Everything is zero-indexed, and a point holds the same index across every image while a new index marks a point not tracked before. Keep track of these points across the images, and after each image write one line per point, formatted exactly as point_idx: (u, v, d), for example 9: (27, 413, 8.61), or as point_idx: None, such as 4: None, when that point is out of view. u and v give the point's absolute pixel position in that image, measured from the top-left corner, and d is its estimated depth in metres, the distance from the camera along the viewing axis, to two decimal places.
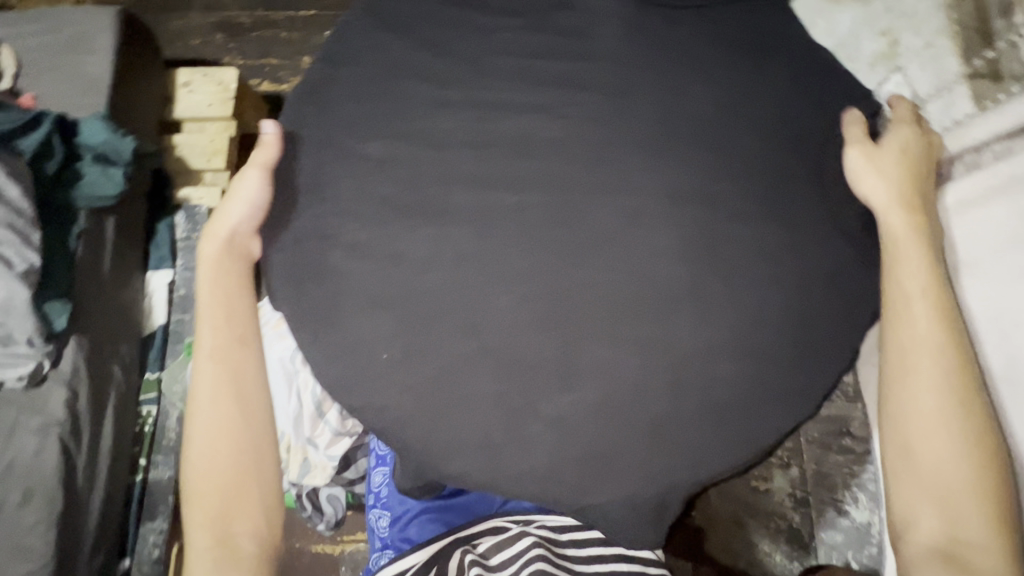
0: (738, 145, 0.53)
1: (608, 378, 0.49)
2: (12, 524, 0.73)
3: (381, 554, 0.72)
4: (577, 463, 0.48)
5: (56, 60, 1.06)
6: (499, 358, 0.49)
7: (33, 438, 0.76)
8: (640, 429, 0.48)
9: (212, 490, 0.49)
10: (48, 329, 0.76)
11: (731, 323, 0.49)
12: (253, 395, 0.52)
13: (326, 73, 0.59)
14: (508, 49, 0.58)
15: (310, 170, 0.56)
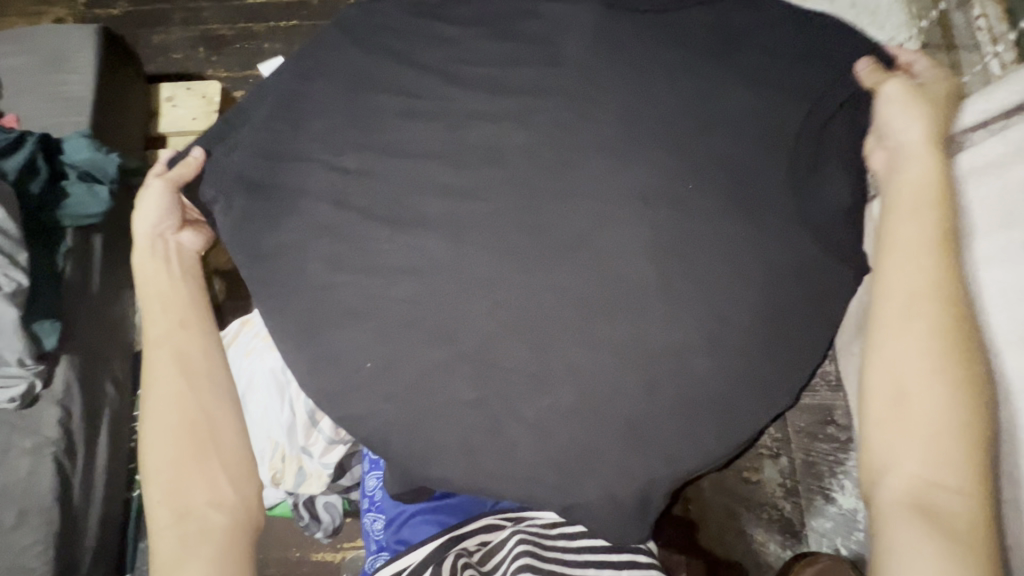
0: (706, 144, 0.54)
1: (586, 379, 0.49)
2: (11, 536, 0.89)
3: (376, 557, 0.74)
4: (557, 465, 0.49)
5: (36, 81, 1.11)
6: (476, 364, 0.50)
7: (26, 456, 0.93)
8: (619, 430, 0.49)
9: (171, 466, 0.53)
10: (40, 347, 0.94)
11: (705, 320, 0.50)
12: (201, 373, 0.58)
13: (299, 88, 0.60)
14: (477, 57, 0.59)
15: (286, 184, 0.56)
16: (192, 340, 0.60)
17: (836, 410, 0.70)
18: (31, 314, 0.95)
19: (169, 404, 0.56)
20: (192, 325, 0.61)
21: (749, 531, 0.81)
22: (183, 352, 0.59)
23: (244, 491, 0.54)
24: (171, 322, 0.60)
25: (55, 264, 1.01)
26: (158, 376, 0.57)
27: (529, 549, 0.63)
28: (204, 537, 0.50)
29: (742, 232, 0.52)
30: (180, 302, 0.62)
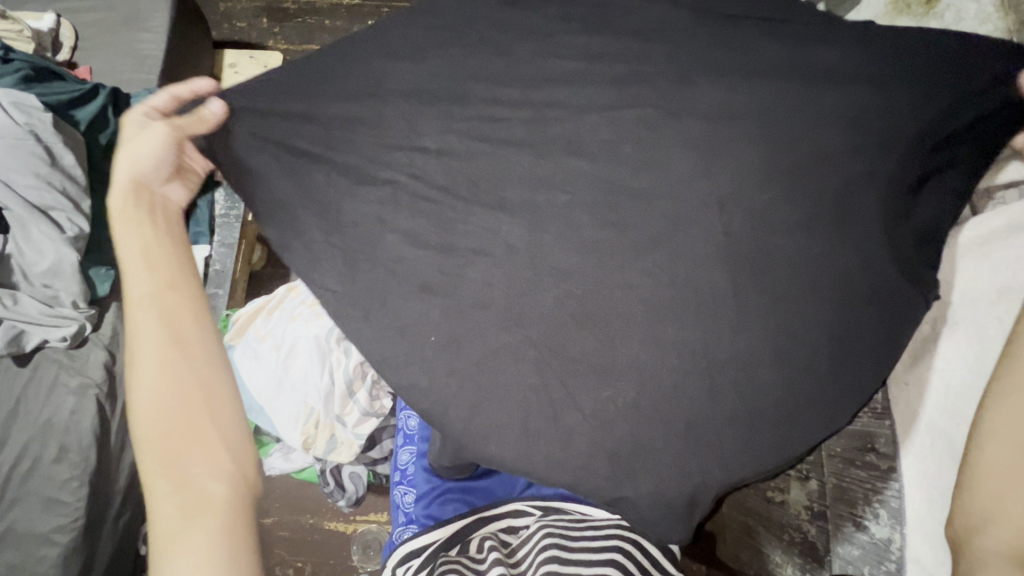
0: (788, 158, 0.54)
1: (645, 376, 0.50)
2: (53, 468, 0.93)
3: (405, 529, 0.76)
4: (610, 456, 0.49)
5: (111, 36, 1.15)
6: (540, 350, 0.51)
7: (71, 395, 0.97)
8: (675, 429, 0.49)
9: (164, 436, 0.46)
10: (93, 293, 0.98)
11: (769, 331, 0.51)
12: (197, 339, 0.50)
13: (387, 65, 0.61)
14: (564, 51, 0.60)
15: (369, 157, 0.58)
16: (182, 300, 0.51)
17: (879, 438, 0.69)
18: (88, 260, 0.99)
19: (164, 373, 0.47)
20: (183, 285, 0.52)
21: (767, 551, 0.81)
22: (174, 316, 0.50)
23: (247, 464, 0.47)
24: (156, 279, 0.51)
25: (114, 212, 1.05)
26: (145, 339, 0.48)
27: (555, 543, 0.65)
28: (204, 511, 0.44)
29: (816, 248, 0.52)
30: (167, 258, 0.53)
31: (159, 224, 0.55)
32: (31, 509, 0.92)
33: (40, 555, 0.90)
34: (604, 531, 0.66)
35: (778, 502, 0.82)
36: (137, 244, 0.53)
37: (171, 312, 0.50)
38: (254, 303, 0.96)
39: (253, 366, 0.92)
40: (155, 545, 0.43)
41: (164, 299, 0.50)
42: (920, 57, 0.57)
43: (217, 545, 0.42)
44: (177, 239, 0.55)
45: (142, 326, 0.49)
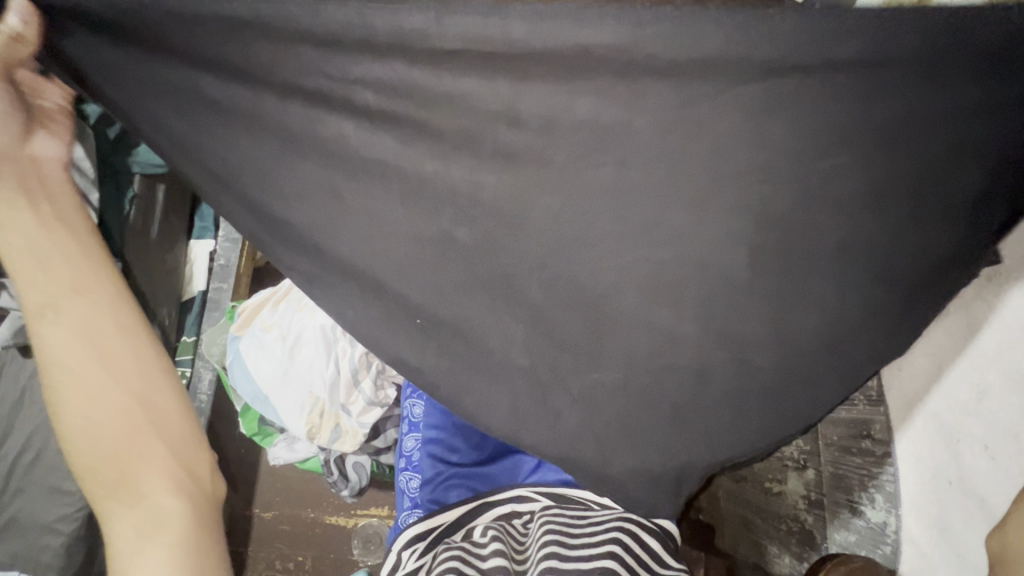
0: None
1: (643, 356, 0.52)
2: (56, 458, 0.94)
3: (410, 513, 0.79)
4: (603, 431, 0.52)
5: None
6: (540, 330, 0.52)
7: None
8: (669, 407, 0.52)
9: (101, 454, 0.47)
10: None
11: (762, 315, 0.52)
12: (122, 352, 0.48)
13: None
14: None
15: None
16: (95, 308, 0.48)
17: (875, 425, 0.70)
18: None
19: (91, 397, 0.46)
20: (93, 287, 0.49)
21: (765, 542, 0.83)
22: (91, 327, 0.47)
23: (195, 470, 0.51)
24: (60, 286, 0.47)
25: (123, 207, 1.08)
26: (60, 358, 0.46)
27: (555, 539, 0.65)
28: (159, 523, 0.47)
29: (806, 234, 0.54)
30: (74, 258, 0.49)
31: (43, 207, 0.49)
32: (36, 497, 0.94)
33: (43, 543, 0.92)
34: (604, 526, 0.66)
35: (776, 493, 0.83)
36: (22, 239, 0.47)
37: (84, 326, 0.47)
38: (260, 294, 0.97)
39: (258, 354, 0.93)
40: (115, 560, 0.47)
41: (75, 308, 0.47)
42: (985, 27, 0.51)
43: (175, 558, 0.47)
44: (81, 233, 0.50)
45: (55, 342, 0.46)
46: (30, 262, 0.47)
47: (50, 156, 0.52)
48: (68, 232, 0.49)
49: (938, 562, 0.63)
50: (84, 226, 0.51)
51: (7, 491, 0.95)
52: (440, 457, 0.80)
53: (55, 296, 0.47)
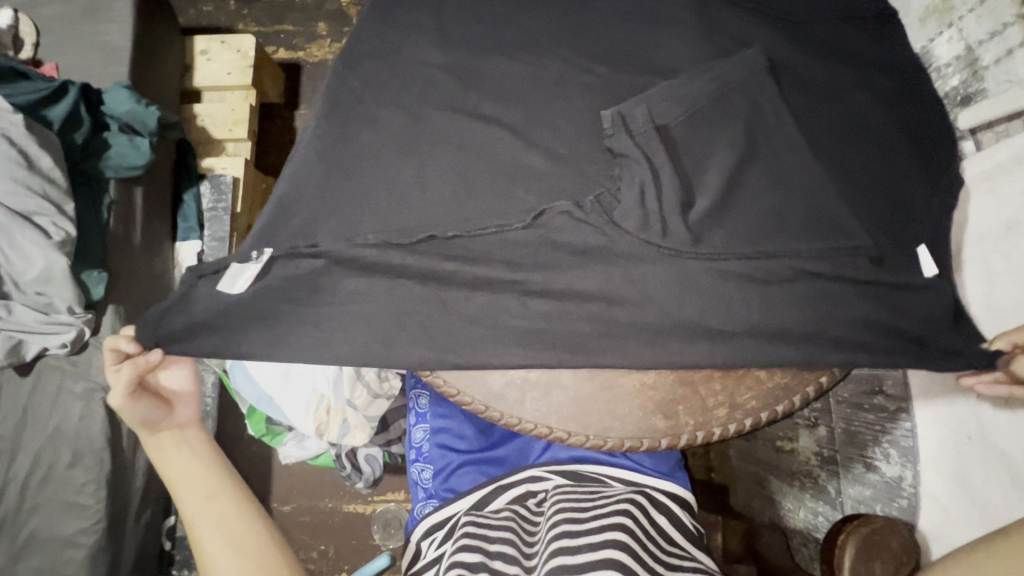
0: (751, 127, 0.59)
1: (623, 334, 0.54)
2: (69, 474, 0.99)
3: (425, 504, 0.79)
4: (597, 411, 0.53)
5: (75, 30, 1.16)
6: (528, 331, 0.55)
7: (77, 401, 1.01)
8: (666, 383, 0.54)
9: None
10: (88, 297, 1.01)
11: (746, 293, 0.54)
12: (246, 537, 0.58)
13: (376, 68, 0.67)
14: (507, 45, 0.66)
15: (354, 149, 0.62)
16: (225, 510, 0.60)
17: (885, 380, 0.71)
18: (79, 265, 1.01)
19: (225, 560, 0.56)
20: (220, 491, 0.61)
21: (778, 497, 0.89)
22: (226, 520, 0.59)
23: None
24: (198, 494, 0.59)
25: (99, 215, 1.07)
26: (208, 546, 0.57)
27: (566, 515, 0.63)
28: (241, 541, 0.58)
29: (779, 207, 0.56)
30: (214, 504, 0.60)
31: (186, 448, 0.62)
32: (53, 514, 0.99)
33: (67, 557, 0.98)
34: (613, 501, 0.65)
35: (787, 450, 0.88)
36: (181, 466, 0.61)
37: (230, 499, 0.60)
38: None
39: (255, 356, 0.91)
40: None
41: (211, 511, 0.59)
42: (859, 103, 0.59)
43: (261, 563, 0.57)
44: (207, 458, 0.62)
45: (204, 535, 0.58)
46: (186, 473, 0.60)
47: (189, 418, 0.64)
48: (195, 443, 0.63)
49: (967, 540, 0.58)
50: (209, 445, 0.64)
51: (23, 510, 0.98)
52: (448, 446, 0.80)
53: (198, 484, 0.60)
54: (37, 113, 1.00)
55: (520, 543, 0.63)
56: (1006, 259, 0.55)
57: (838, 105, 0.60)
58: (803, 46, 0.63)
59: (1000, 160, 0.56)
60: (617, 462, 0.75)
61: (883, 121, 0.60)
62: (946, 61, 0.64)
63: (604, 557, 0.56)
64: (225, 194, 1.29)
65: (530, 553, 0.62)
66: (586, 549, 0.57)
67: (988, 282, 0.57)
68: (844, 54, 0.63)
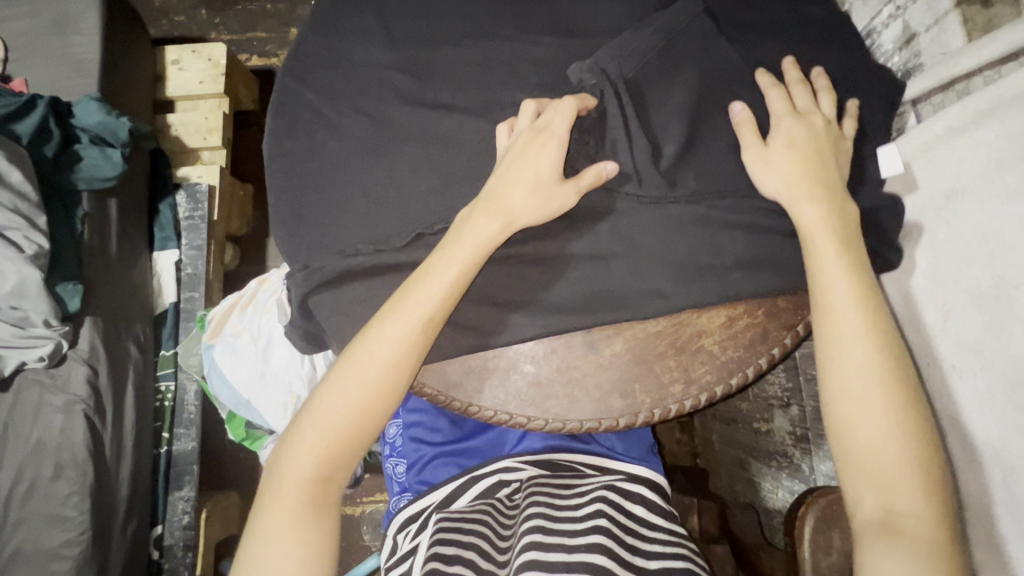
0: (697, 113, 0.61)
1: (577, 318, 0.61)
2: (53, 486, 0.99)
3: (400, 497, 0.80)
4: (553, 393, 0.60)
5: (43, 43, 1.16)
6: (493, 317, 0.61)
7: (59, 413, 1.01)
8: (611, 366, 0.60)
9: (334, 445, 0.59)
10: (64, 310, 1.01)
11: (687, 282, 0.60)
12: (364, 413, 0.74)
13: (333, 74, 0.69)
14: (461, 38, 0.67)
15: (321, 158, 0.67)
16: None
17: None
18: (54, 277, 1.01)
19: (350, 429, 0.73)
20: None
21: (759, 478, 0.89)
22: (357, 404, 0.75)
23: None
24: None
25: (73, 227, 1.07)
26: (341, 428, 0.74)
27: (540, 509, 0.61)
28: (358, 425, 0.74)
29: None
30: None
31: None
32: (37, 528, 0.98)
33: (52, 570, 0.97)
34: (588, 500, 0.63)
35: (764, 432, 0.89)
36: None
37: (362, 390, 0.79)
38: (225, 300, 0.95)
39: (232, 360, 0.92)
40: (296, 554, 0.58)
41: None
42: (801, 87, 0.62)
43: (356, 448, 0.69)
44: None
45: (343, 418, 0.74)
46: None
47: None
48: None
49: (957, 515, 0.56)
50: None
51: (7, 524, 0.98)
52: (422, 440, 0.81)
53: None
54: (7, 127, 1.00)
55: (493, 538, 0.63)
56: (948, 227, 0.56)
57: (784, 86, 0.62)
58: (749, 28, 0.63)
59: (936, 131, 0.57)
60: (590, 448, 0.76)
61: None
62: (887, 38, 0.65)
63: (579, 559, 0.54)
64: (201, 203, 1.29)
65: (503, 548, 0.62)
66: (560, 549, 0.55)
67: (930, 250, 0.58)
68: (790, 36, 0.64)
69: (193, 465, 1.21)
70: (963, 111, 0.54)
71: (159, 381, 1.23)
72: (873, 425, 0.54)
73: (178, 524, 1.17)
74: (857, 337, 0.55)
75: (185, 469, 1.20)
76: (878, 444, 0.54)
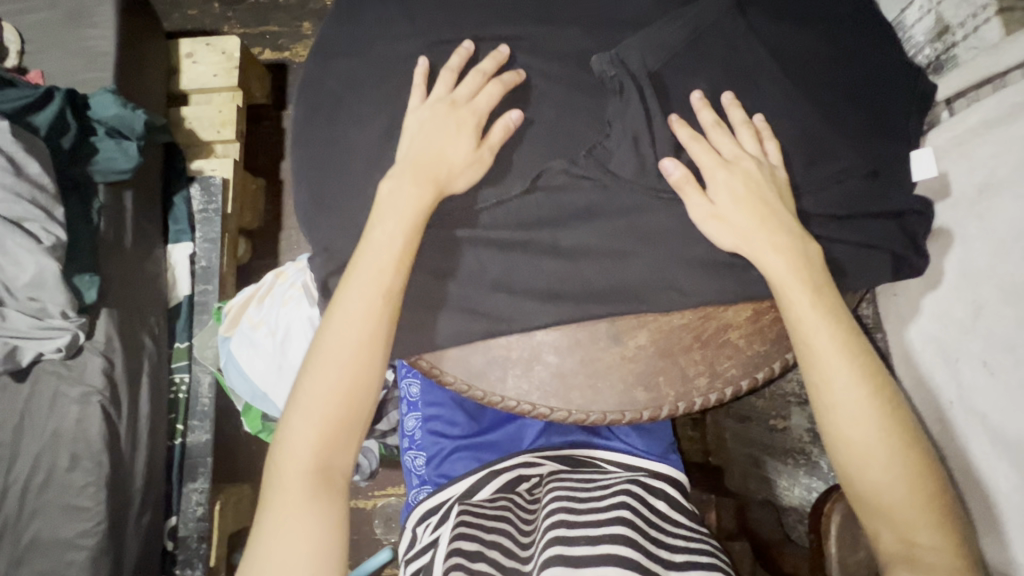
0: (725, 107, 0.61)
1: (597, 312, 0.60)
2: (69, 476, 0.99)
3: (419, 489, 0.80)
4: (582, 386, 0.60)
5: (59, 35, 1.16)
6: (517, 303, 0.60)
7: (75, 404, 1.02)
8: (644, 358, 0.60)
9: (325, 439, 0.57)
10: (81, 301, 1.01)
11: (715, 275, 0.59)
12: None
13: (355, 65, 0.68)
14: (485, 31, 0.67)
15: (342, 148, 0.66)
16: None
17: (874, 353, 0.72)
18: (71, 269, 1.01)
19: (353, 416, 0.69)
20: None
21: (773, 476, 0.89)
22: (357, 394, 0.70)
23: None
24: None
25: (90, 219, 1.07)
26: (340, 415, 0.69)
27: (563, 504, 0.62)
28: None
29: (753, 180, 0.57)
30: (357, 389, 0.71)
31: None
32: (54, 518, 0.99)
33: (68, 559, 0.98)
34: (611, 492, 0.64)
35: (780, 429, 0.89)
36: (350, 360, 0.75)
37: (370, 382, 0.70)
38: (243, 292, 0.95)
39: (250, 352, 0.92)
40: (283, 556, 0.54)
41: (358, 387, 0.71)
42: (828, 80, 0.62)
43: None
44: None
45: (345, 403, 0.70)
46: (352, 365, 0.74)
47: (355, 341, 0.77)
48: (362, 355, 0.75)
49: (978, 509, 0.56)
50: None
51: (24, 514, 0.99)
52: (441, 432, 0.81)
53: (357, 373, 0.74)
54: (24, 118, 1.00)
55: (516, 533, 0.63)
56: (981, 221, 0.55)
57: (815, 79, 0.62)
58: (776, 21, 0.63)
59: (970, 124, 0.57)
60: (611, 445, 0.76)
61: (847, 96, 0.62)
62: (920, 31, 0.65)
63: (602, 550, 0.54)
64: (215, 195, 1.29)
65: (526, 543, 0.62)
66: (584, 542, 0.55)
67: (959, 245, 0.58)
68: (817, 30, 0.63)
69: (206, 458, 1.22)
70: (998, 104, 0.54)
71: (173, 373, 1.23)
72: (872, 444, 0.52)
73: (193, 515, 1.18)
74: (832, 349, 0.53)
75: (198, 462, 1.21)
76: (875, 456, 0.52)
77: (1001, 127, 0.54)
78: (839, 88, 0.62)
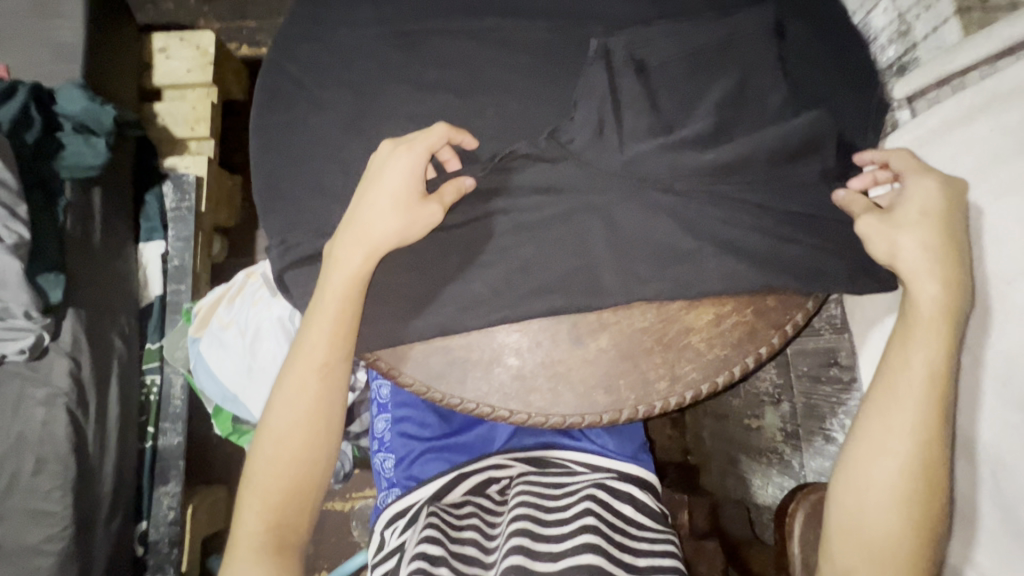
0: (691, 109, 0.61)
1: (562, 314, 0.60)
2: (33, 481, 0.96)
3: (387, 493, 0.79)
4: (549, 388, 0.59)
5: (24, 27, 1.12)
6: (485, 306, 0.60)
7: (40, 406, 0.99)
8: (610, 360, 0.60)
9: (272, 509, 0.58)
10: (45, 301, 0.98)
11: (681, 274, 0.59)
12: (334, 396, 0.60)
13: (322, 64, 0.67)
14: (453, 31, 0.67)
15: (309, 148, 0.65)
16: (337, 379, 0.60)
17: (841, 352, 0.72)
18: (35, 268, 0.99)
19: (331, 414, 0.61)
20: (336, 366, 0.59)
21: (749, 475, 0.90)
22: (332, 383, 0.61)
23: None
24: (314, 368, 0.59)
25: (55, 216, 1.04)
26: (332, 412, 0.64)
27: (528, 510, 0.61)
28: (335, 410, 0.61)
29: None
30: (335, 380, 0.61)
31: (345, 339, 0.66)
32: (18, 523, 0.96)
33: (32, 566, 0.95)
34: (576, 496, 0.63)
35: (755, 428, 0.89)
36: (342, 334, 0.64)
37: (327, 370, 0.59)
38: (213, 292, 0.93)
39: (217, 354, 0.90)
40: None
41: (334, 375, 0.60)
42: (794, 82, 0.62)
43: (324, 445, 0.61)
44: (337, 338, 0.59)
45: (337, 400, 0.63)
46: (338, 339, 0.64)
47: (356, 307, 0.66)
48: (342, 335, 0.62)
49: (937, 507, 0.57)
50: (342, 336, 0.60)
51: None
52: (411, 435, 0.80)
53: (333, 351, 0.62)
54: None
55: (482, 539, 0.62)
56: None
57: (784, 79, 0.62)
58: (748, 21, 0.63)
59: (932, 126, 0.58)
60: (580, 446, 0.75)
61: (812, 99, 0.62)
62: (883, 33, 0.66)
63: (567, 561, 0.54)
64: (188, 193, 1.26)
65: (492, 548, 0.62)
66: (549, 555, 0.55)
67: None
68: (785, 31, 0.64)
69: (179, 460, 1.19)
70: (958, 105, 0.55)
71: (143, 375, 1.21)
72: (893, 438, 0.52)
73: (164, 519, 1.15)
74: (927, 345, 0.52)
75: (170, 464, 1.18)
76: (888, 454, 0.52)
77: (960, 128, 0.55)
78: (804, 91, 0.62)
